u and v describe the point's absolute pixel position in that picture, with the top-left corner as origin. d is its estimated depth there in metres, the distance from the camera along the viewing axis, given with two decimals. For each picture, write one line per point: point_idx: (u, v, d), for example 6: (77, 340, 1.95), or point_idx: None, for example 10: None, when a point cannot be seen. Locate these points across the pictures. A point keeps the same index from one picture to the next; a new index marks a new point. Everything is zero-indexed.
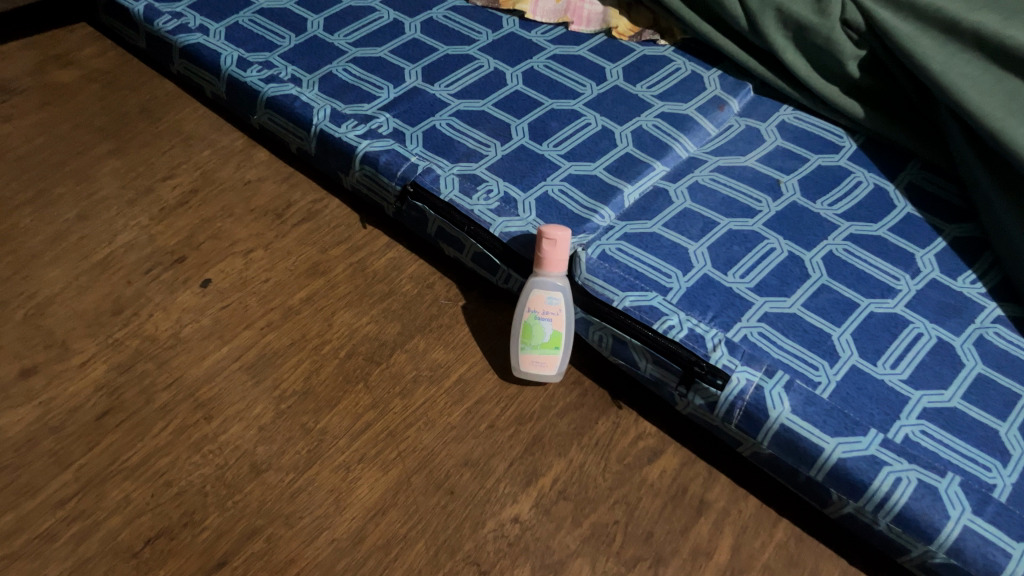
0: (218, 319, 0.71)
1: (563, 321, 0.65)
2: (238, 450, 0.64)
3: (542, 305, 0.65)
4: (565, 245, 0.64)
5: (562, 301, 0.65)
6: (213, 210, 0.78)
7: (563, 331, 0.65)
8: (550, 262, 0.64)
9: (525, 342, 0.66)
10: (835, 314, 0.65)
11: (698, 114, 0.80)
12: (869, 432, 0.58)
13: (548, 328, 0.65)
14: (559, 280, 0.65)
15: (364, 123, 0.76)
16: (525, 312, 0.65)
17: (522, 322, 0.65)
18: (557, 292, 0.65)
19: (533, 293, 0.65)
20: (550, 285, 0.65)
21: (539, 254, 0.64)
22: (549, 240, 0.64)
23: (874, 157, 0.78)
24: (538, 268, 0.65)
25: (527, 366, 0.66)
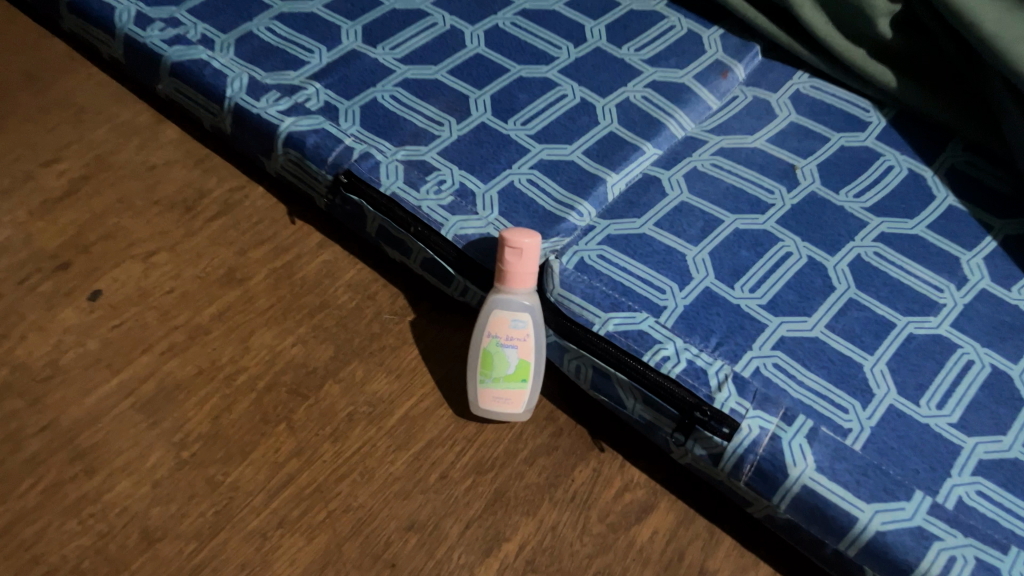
0: (108, 343, 0.57)
1: (532, 348, 0.52)
2: (126, 513, 0.51)
3: (504, 329, 0.52)
4: (534, 255, 0.51)
5: (530, 324, 0.52)
6: (108, 203, 0.64)
7: (531, 360, 0.53)
8: (514, 276, 0.51)
9: (484, 375, 0.53)
10: (866, 338, 0.53)
11: (696, 84, 0.66)
12: (914, 496, 0.46)
13: (512, 357, 0.52)
14: (526, 298, 0.52)
15: (288, 95, 0.62)
16: (484, 337, 0.52)
17: (481, 349, 0.53)
18: (523, 313, 0.52)
19: (494, 314, 0.52)
20: (515, 305, 0.52)
21: (500, 266, 0.51)
22: (513, 249, 0.50)
23: (908, 136, 0.65)
24: (499, 283, 0.52)
25: (487, 404, 0.53)
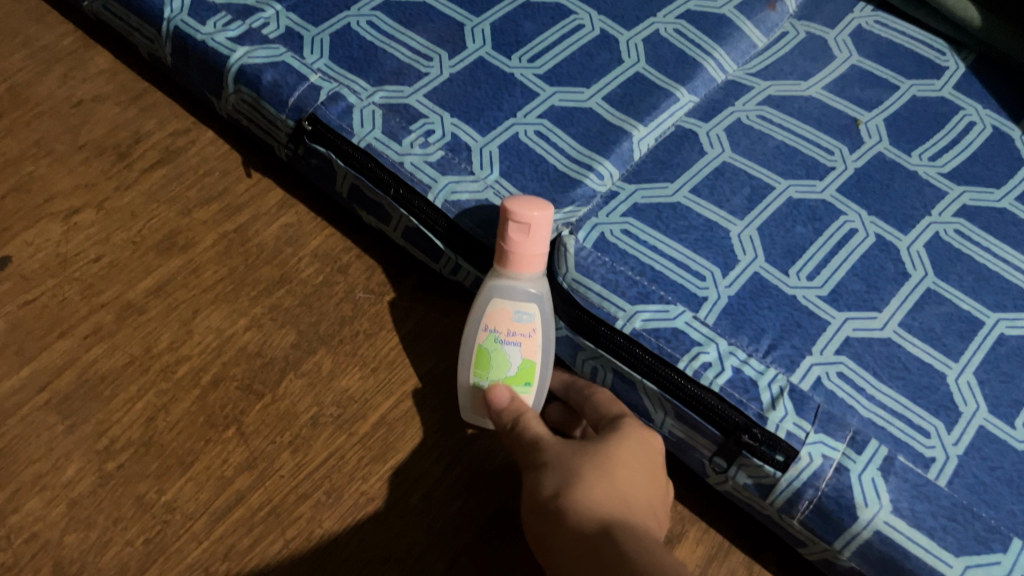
0: (17, 324, 0.47)
1: (539, 346, 0.42)
2: (34, 542, 0.41)
3: (505, 322, 0.41)
4: (544, 231, 0.40)
5: (538, 316, 0.41)
6: (22, 147, 0.53)
7: (537, 360, 0.42)
8: (517, 257, 0.40)
9: (478, 378, 0.42)
10: (950, 341, 0.43)
11: (739, 15, 0.55)
12: (1013, 546, 0.37)
13: (514, 357, 0.42)
14: (533, 284, 0.41)
15: (241, 19, 0.50)
16: (479, 332, 0.42)
17: (476, 347, 0.42)
18: (529, 303, 0.41)
19: (492, 304, 0.41)
20: (519, 293, 0.41)
21: (500, 243, 0.40)
22: (519, 226, 0.39)
23: (991, 85, 0.54)
24: (498, 264, 0.41)
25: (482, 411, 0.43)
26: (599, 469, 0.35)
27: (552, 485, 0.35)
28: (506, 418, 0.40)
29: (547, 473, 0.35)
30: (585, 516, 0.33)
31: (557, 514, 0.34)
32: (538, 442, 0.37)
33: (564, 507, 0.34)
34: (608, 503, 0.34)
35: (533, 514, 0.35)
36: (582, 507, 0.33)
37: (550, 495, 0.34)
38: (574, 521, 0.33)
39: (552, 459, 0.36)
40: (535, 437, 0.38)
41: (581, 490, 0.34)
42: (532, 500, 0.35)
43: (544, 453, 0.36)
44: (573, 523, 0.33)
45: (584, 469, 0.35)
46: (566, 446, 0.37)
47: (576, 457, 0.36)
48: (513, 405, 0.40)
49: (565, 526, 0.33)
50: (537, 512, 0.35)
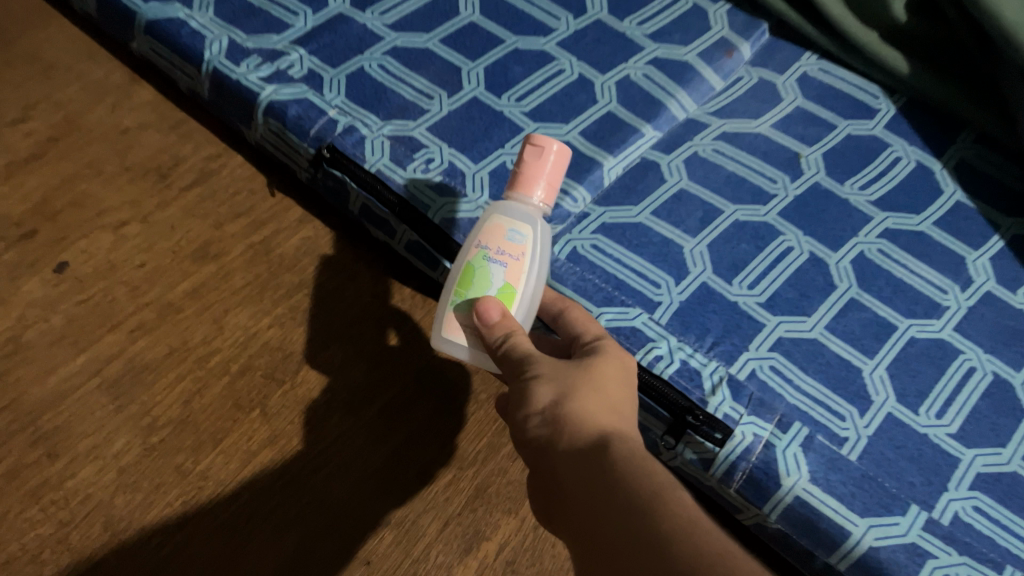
0: (73, 319, 0.55)
1: (525, 274, 0.39)
2: (88, 502, 0.49)
3: (497, 240, 0.39)
4: (559, 170, 0.40)
5: (531, 242, 0.39)
6: (77, 167, 0.61)
7: (519, 288, 0.39)
8: (529, 179, 0.40)
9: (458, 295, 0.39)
10: (867, 342, 0.51)
11: (700, 62, 0.63)
12: (910, 510, 0.45)
13: (497, 277, 0.39)
14: (537, 211, 0.40)
15: (270, 62, 0.59)
16: (470, 249, 0.40)
17: (464, 261, 0.40)
18: (528, 224, 0.39)
19: (491, 221, 0.40)
20: (520, 212, 0.40)
21: (517, 167, 0.40)
22: (535, 147, 0.40)
23: (917, 124, 0.62)
24: (509, 187, 0.41)
25: (450, 338, 0.40)
26: (590, 389, 0.34)
27: (545, 399, 0.34)
28: (496, 336, 0.37)
29: (537, 383, 0.35)
30: (582, 433, 0.33)
31: (553, 433, 0.33)
32: (529, 355, 0.36)
33: (560, 423, 0.33)
34: (601, 421, 0.33)
35: (527, 430, 0.34)
36: (578, 424, 0.33)
37: (543, 408, 0.34)
38: (569, 437, 0.32)
39: (544, 371, 0.35)
40: (526, 351, 0.36)
41: (575, 405, 0.33)
42: (524, 414, 0.35)
43: (534, 363, 0.35)
44: (569, 442, 0.32)
45: (576, 385, 0.34)
46: (556, 362, 0.36)
47: (565, 372, 0.35)
48: (507, 323, 0.37)
49: (562, 442, 0.33)
50: (530, 428, 0.34)
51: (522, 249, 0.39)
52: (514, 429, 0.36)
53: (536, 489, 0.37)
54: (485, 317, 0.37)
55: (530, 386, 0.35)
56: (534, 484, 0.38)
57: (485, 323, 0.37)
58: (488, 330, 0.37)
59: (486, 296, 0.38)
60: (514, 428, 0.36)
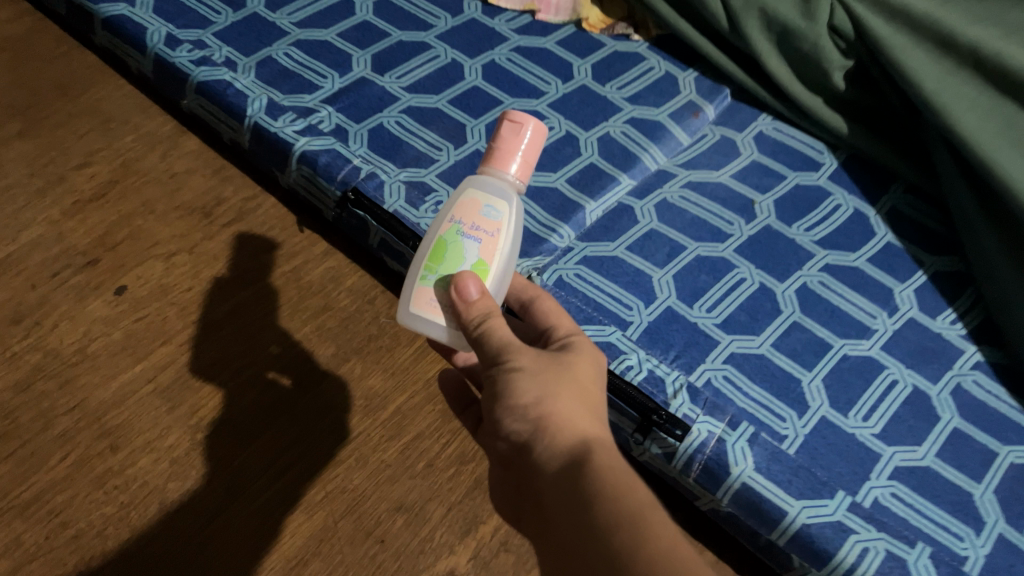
0: (131, 334, 0.64)
1: (497, 252, 0.41)
2: (146, 486, 0.57)
3: (472, 216, 0.41)
4: (536, 147, 0.42)
5: (505, 219, 0.41)
6: (133, 206, 0.71)
7: (491, 265, 0.41)
8: (507, 156, 0.42)
9: (431, 268, 0.41)
10: (807, 357, 0.60)
11: (670, 121, 0.74)
12: (837, 495, 0.53)
13: (470, 253, 0.41)
14: (512, 190, 0.42)
15: (303, 117, 0.69)
16: (443, 223, 0.42)
17: (437, 236, 0.42)
18: (503, 201, 0.41)
19: (466, 196, 0.42)
20: (495, 188, 0.41)
21: (495, 143, 0.42)
22: (512, 124, 0.42)
23: (856, 176, 0.73)
24: (485, 163, 0.42)
25: (420, 311, 0.41)
26: (567, 391, 0.36)
27: (522, 398, 0.36)
28: (473, 314, 0.39)
29: (517, 376, 0.36)
30: (560, 437, 0.35)
31: (531, 436, 0.35)
32: (507, 344, 0.37)
33: (539, 427, 0.35)
34: (576, 427, 0.35)
35: (503, 428, 0.37)
36: (557, 430, 0.35)
37: (521, 406, 0.36)
38: (548, 441, 0.35)
39: (524, 365, 0.36)
40: (504, 338, 0.37)
41: (554, 410, 0.35)
42: (502, 408, 0.36)
43: (511, 354, 0.37)
44: (546, 446, 0.35)
45: (556, 387, 0.36)
46: (533, 355, 0.37)
47: (545, 370, 0.37)
48: (485, 301, 0.39)
49: (540, 444, 0.35)
50: (507, 426, 0.36)
51: (497, 226, 0.41)
52: (490, 421, 0.38)
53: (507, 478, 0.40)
54: (462, 293, 0.39)
55: (509, 379, 0.36)
56: (506, 475, 0.40)
57: (463, 299, 0.39)
58: (466, 307, 0.39)
59: (460, 270, 0.40)
60: (490, 420, 0.38)
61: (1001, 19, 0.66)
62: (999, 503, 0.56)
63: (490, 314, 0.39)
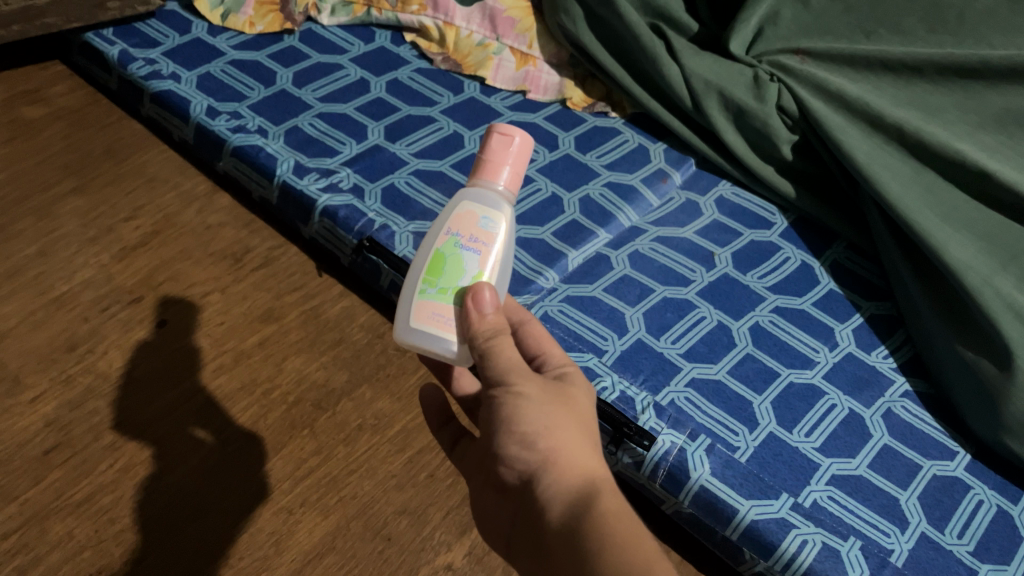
0: (170, 361, 0.72)
1: (495, 262, 0.46)
2: (182, 492, 0.64)
3: (470, 228, 0.46)
4: (520, 157, 0.48)
5: (501, 230, 0.46)
6: (172, 252, 0.80)
7: (489, 274, 0.46)
8: (496, 167, 0.47)
9: (431, 279, 0.45)
10: (757, 382, 0.70)
11: (642, 185, 0.86)
12: (781, 496, 0.62)
13: (470, 264, 0.45)
14: (504, 202, 0.47)
15: (326, 177, 0.80)
16: (440, 237, 0.46)
17: (435, 250, 0.46)
18: (497, 211, 0.46)
19: (462, 209, 0.46)
20: (489, 200, 0.46)
21: (484, 155, 0.47)
22: (503, 135, 0.47)
23: (803, 234, 0.85)
24: (476, 175, 0.47)
25: (419, 324, 0.45)
26: (568, 426, 0.41)
27: (530, 429, 0.40)
28: (485, 327, 0.43)
29: (524, 403, 0.41)
30: (564, 475, 0.40)
31: (538, 469, 0.40)
32: (512, 367, 0.42)
33: (547, 463, 0.40)
34: (578, 466, 0.40)
35: (508, 453, 0.41)
36: (563, 468, 0.40)
37: (528, 435, 0.40)
38: (553, 477, 0.40)
39: (532, 392, 0.41)
40: (509, 360, 0.42)
41: (561, 447, 0.40)
42: (507, 432, 0.41)
43: (518, 377, 0.41)
44: (552, 483, 0.40)
45: (560, 421, 0.41)
46: (535, 381, 0.42)
47: (548, 401, 0.41)
48: (499, 317, 0.43)
49: (545, 478, 0.40)
50: (512, 452, 0.41)
51: (495, 236, 0.46)
52: (491, 445, 0.42)
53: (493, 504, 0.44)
54: (479, 305, 0.43)
55: (515, 404, 0.41)
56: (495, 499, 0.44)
57: (480, 311, 0.43)
58: (479, 319, 0.43)
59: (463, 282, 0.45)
60: (490, 442, 0.42)
61: (922, 103, 0.80)
62: (922, 507, 0.64)
63: (499, 330, 0.43)
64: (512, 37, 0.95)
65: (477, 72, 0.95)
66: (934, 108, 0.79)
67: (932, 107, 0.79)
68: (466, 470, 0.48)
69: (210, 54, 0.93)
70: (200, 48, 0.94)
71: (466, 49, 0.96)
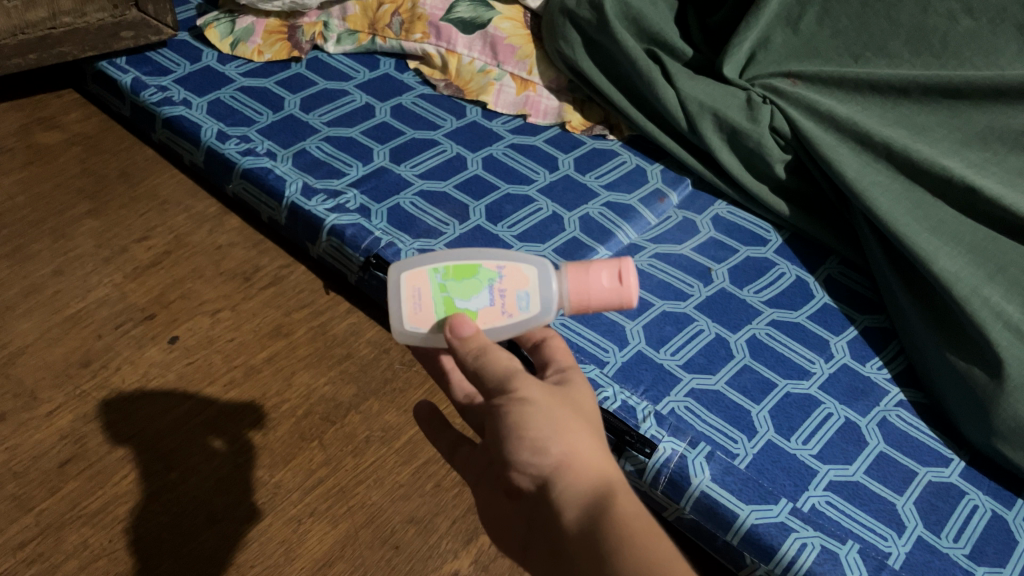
0: (182, 375, 0.73)
1: (494, 321, 0.46)
2: (195, 501, 0.64)
3: (514, 285, 0.46)
4: (609, 300, 0.45)
5: (521, 316, 0.46)
6: (184, 271, 0.82)
7: (479, 324, 0.46)
8: (582, 283, 0.44)
9: (450, 273, 0.47)
10: (755, 392, 0.72)
11: (640, 205, 0.88)
12: (780, 501, 0.63)
13: (478, 301, 0.46)
14: (558, 306, 0.46)
15: (333, 198, 0.82)
16: (491, 261, 0.47)
17: (477, 262, 0.47)
18: (539, 306, 0.46)
19: (528, 270, 0.46)
20: (546, 294, 0.46)
21: (590, 265, 0.45)
22: (616, 274, 0.44)
23: (797, 251, 0.87)
24: (566, 264, 0.45)
25: (403, 275, 0.47)
26: (576, 427, 0.41)
27: (540, 434, 0.40)
28: (469, 348, 0.43)
29: (531, 409, 0.40)
30: (579, 478, 0.39)
31: (552, 473, 0.40)
32: (512, 373, 0.41)
33: (560, 468, 0.39)
34: (592, 466, 0.40)
35: (519, 460, 0.40)
36: (578, 470, 0.40)
37: (539, 441, 0.40)
38: (569, 481, 0.39)
39: (537, 397, 0.40)
40: (506, 367, 0.42)
41: (572, 449, 0.40)
42: (517, 440, 0.40)
43: (519, 383, 0.41)
44: (569, 486, 0.39)
45: (568, 424, 0.41)
46: (537, 385, 0.41)
47: (552, 404, 0.41)
48: (478, 337, 0.43)
49: (561, 483, 0.39)
50: (524, 459, 0.40)
51: (515, 312, 0.46)
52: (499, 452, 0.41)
53: (510, 512, 0.43)
54: (456, 331, 0.43)
55: (521, 410, 0.40)
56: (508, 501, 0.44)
57: (458, 336, 0.43)
58: (460, 343, 0.43)
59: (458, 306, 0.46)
60: (500, 450, 0.41)
61: (908, 122, 0.83)
62: (918, 511, 0.66)
63: (485, 346, 0.43)
64: (512, 63, 0.98)
65: (479, 98, 0.98)
66: (921, 127, 0.82)
67: (919, 126, 0.82)
68: (471, 477, 0.48)
69: (220, 81, 0.96)
70: (211, 76, 0.97)
71: (467, 76, 0.99)
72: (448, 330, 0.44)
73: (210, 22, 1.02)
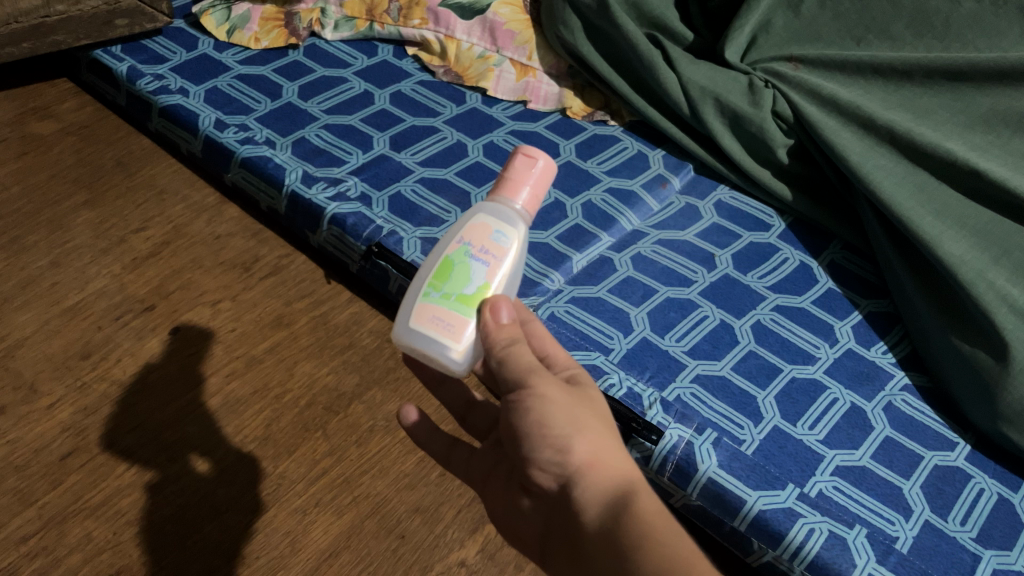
0: (184, 367, 0.72)
1: (502, 275, 0.44)
2: (198, 492, 0.64)
3: (482, 239, 0.44)
4: (541, 180, 0.46)
5: (512, 245, 0.44)
6: (183, 261, 0.81)
7: (494, 287, 0.44)
8: (517, 189, 0.45)
9: (437, 285, 0.43)
10: (761, 378, 0.71)
11: (643, 190, 0.88)
12: (787, 487, 0.63)
13: (477, 274, 0.43)
14: (519, 216, 0.45)
15: (333, 186, 0.81)
16: (450, 244, 0.44)
17: (441, 258, 0.44)
18: (512, 226, 0.44)
19: (475, 220, 0.45)
20: (504, 215, 0.45)
21: (505, 176, 0.46)
22: (526, 158, 0.45)
23: (801, 236, 0.87)
24: (494, 193, 0.46)
25: (416, 326, 0.43)
26: (595, 425, 0.41)
27: (561, 433, 0.40)
28: (501, 336, 0.42)
29: (550, 407, 0.40)
30: (600, 476, 0.39)
31: (573, 473, 0.39)
32: (533, 369, 0.41)
33: (582, 467, 0.39)
34: (613, 466, 0.40)
35: (540, 459, 0.40)
36: (598, 471, 0.39)
37: (561, 441, 0.40)
38: (589, 480, 0.39)
39: (555, 395, 0.40)
40: (529, 362, 0.41)
41: (592, 448, 0.40)
42: (539, 439, 0.40)
43: (538, 379, 0.40)
44: (590, 485, 0.39)
45: (587, 422, 0.40)
46: (556, 384, 0.41)
47: (570, 401, 0.41)
48: (514, 326, 0.43)
49: (582, 482, 0.39)
50: (546, 458, 0.40)
51: (506, 250, 0.44)
52: (520, 451, 0.41)
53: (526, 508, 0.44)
54: (495, 316, 0.42)
55: (541, 407, 0.40)
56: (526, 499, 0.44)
57: (496, 321, 0.42)
58: (495, 329, 0.42)
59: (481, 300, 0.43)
60: (519, 448, 0.41)
61: (911, 105, 0.82)
62: (925, 496, 0.65)
63: (515, 338, 0.42)
64: (512, 49, 0.98)
65: (478, 83, 0.98)
66: (925, 110, 0.81)
67: (922, 109, 0.82)
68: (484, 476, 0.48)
69: (217, 69, 0.95)
70: (208, 64, 0.96)
71: (466, 61, 0.98)
72: (490, 317, 0.42)
73: (206, 8, 1.01)
